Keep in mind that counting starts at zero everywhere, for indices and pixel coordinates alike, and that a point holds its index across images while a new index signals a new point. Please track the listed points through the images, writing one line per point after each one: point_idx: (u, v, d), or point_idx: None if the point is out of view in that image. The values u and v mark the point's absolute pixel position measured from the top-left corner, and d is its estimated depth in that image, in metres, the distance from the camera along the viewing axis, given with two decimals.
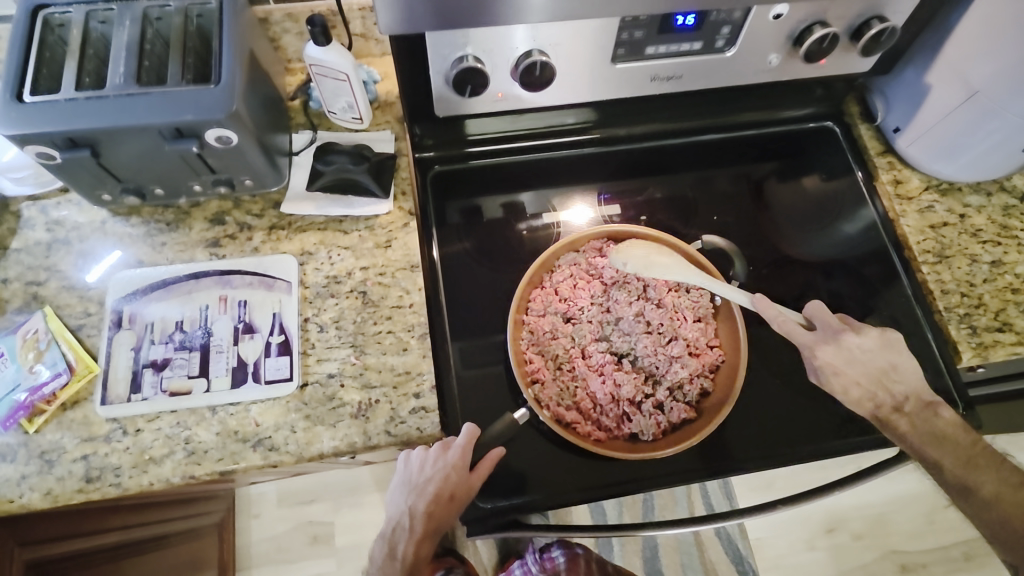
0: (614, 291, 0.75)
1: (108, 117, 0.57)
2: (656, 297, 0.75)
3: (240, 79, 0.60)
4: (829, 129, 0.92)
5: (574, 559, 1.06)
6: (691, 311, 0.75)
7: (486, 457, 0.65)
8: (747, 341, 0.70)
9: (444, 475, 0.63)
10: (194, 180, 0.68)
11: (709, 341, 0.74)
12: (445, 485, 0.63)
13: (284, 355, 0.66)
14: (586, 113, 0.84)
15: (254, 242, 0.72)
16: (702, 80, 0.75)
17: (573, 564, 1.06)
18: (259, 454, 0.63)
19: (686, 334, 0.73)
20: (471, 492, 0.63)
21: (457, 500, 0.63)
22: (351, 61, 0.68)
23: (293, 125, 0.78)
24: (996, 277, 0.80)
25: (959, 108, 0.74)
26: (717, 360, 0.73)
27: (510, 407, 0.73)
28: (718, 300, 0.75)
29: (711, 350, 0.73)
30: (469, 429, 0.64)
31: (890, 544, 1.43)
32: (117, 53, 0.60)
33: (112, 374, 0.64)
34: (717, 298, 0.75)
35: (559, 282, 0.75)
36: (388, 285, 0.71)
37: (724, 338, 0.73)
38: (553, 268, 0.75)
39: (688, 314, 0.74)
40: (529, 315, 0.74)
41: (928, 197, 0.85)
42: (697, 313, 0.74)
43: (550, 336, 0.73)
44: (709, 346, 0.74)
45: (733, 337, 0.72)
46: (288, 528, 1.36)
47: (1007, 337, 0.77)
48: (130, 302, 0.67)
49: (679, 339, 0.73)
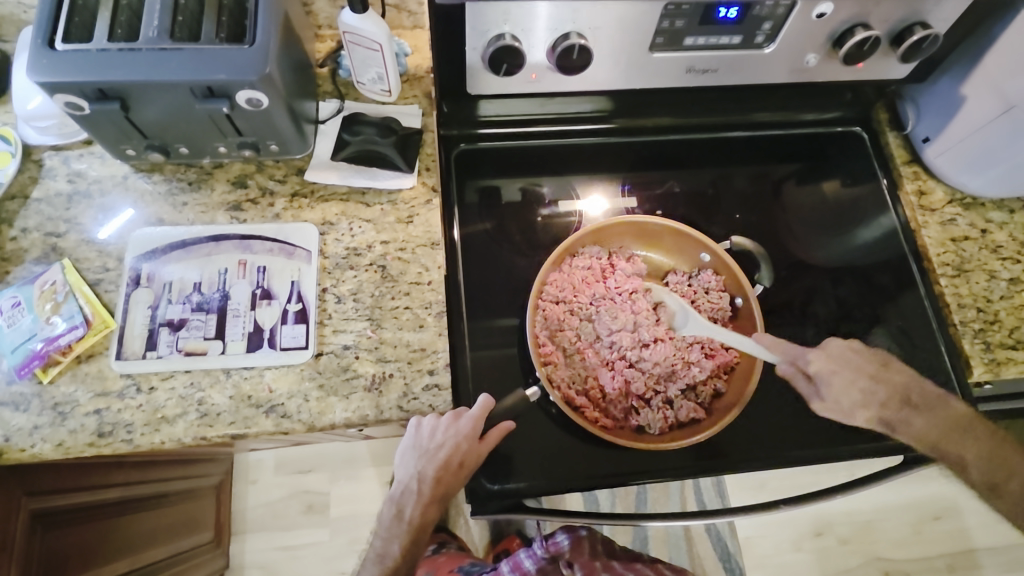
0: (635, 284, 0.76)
1: (140, 70, 0.56)
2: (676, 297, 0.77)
3: (275, 41, 0.59)
4: (856, 134, 0.92)
5: (577, 541, 1.04)
6: (709, 313, 0.76)
7: (495, 426, 0.66)
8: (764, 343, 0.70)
9: (455, 442, 0.63)
10: (219, 142, 0.67)
11: (724, 341, 0.74)
12: (455, 453, 0.63)
13: (300, 324, 0.66)
14: (604, 101, 0.83)
15: (276, 208, 0.71)
16: (737, 74, 0.73)
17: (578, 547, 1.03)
18: (272, 420, 0.63)
19: (702, 335, 0.74)
20: (479, 460, 0.64)
21: (466, 467, 0.63)
22: (386, 31, 0.67)
23: (320, 93, 0.77)
24: (1013, 294, 0.81)
25: (994, 122, 0.74)
26: (732, 361, 0.73)
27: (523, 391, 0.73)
28: (737, 304, 0.75)
29: (727, 350, 0.74)
30: (483, 399, 0.65)
31: (875, 551, 1.46)
32: (151, 6, 0.59)
33: (128, 330, 0.64)
34: (737, 302, 0.75)
35: (579, 270, 0.75)
36: (407, 260, 0.71)
37: (740, 341, 0.74)
38: (575, 253, 0.76)
39: (705, 314, 0.76)
40: (547, 297, 0.74)
41: (951, 209, 0.85)
42: (714, 315, 0.76)
43: (566, 323, 0.73)
44: (724, 346, 0.74)
45: (749, 341, 0.73)
46: (283, 496, 1.37)
47: (1020, 354, 0.77)
48: (149, 261, 0.67)
49: (694, 338, 0.74)
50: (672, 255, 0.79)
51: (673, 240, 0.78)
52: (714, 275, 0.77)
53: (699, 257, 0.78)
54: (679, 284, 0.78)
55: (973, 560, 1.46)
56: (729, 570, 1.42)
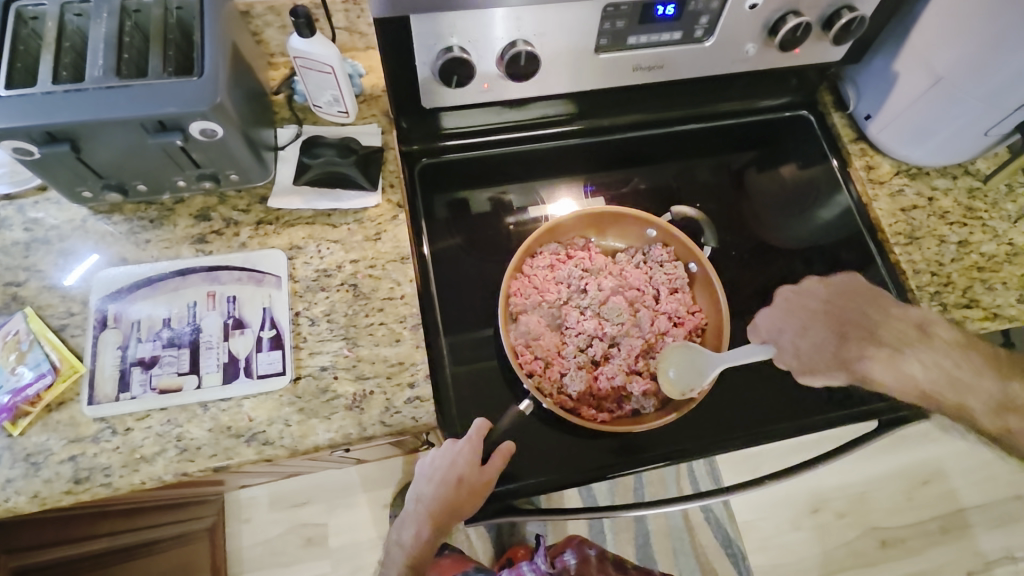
0: (592, 272, 0.78)
1: (91, 109, 0.56)
2: (632, 278, 0.79)
3: (223, 71, 0.59)
4: (804, 118, 0.95)
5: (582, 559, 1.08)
6: (668, 285, 0.78)
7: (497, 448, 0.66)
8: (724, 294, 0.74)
9: (452, 461, 0.65)
10: (178, 175, 0.67)
11: (689, 309, 0.77)
12: (451, 468, 0.64)
13: (275, 350, 0.66)
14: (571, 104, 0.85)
15: (241, 237, 0.71)
16: (684, 70, 0.76)
17: (583, 562, 1.06)
18: (254, 449, 0.62)
19: (666, 308, 0.77)
20: (481, 485, 0.64)
21: (464, 485, 0.64)
22: (336, 53, 0.68)
23: (278, 120, 0.77)
24: (963, 257, 0.84)
25: (926, 93, 0.78)
26: (701, 324, 0.77)
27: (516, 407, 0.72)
28: (694, 269, 0.78)
29: (694, 316, 0.77)
30: (478, 421, 0.65)
31: (870, 522, 1.51)
32: (95, 45, 0.59)
33: (98, 373, 0.63)
34: (692, 267, 0.78)
35: (541, 272, 0.76)
36: (378, 277, 0.71)
37: (703, 304, 0.77)
38: (535, 254, 0.77)
39: (666, 287, 0.78)
40: (514, 305, 0.74)
41: (898, 180, 0.89)
42: (673, 284, 0.78)
43: (538, 326, 0.74)
44: (691, 313, 0.78)
45: (711, 300, 0.76)
46: (279, 531, 1.34)
47: (975, 312, 0.81)
48: (115, 301, 0.66)
49: (661, 312, 0.76)
50: (621, 237, 0.81)
51: (619, 224, 0.80)
52: (663, 248, 0.79)
53: (645, 232, 0.80)
54: (632, 263, 0.80)
55: (966, 520, 1.53)
56: (732, 556, 1.44)
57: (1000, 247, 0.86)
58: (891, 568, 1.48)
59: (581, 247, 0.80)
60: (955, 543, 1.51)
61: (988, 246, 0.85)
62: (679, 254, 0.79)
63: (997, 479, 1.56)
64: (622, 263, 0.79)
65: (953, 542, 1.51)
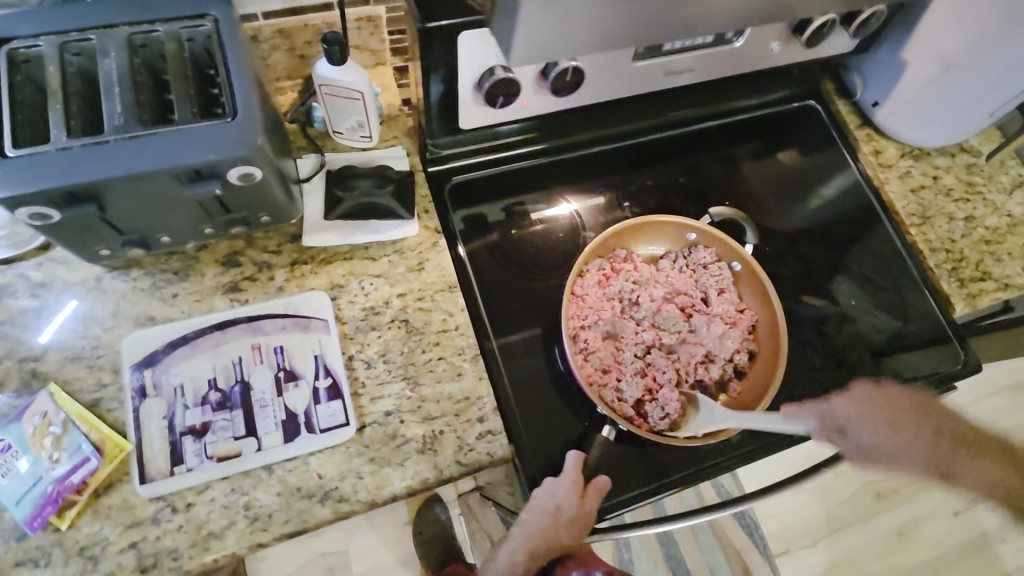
0: (642, 282, 0.78)
1: (117, 163, 0.50)
2: (678, 284, 0.79)
3: (258, 109, 0.55)
4: (812, 107, 0.96)
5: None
6: (714, 286, 0.79)
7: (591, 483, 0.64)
8: (775, 293, 0.75)
9: (551, 491, 0.62)
10: (206, 223, 0.61)
11: (737, 308, 0.78)
12: (551, 497, 0.61)
13: (335, 399, 0.62)
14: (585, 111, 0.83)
15: (277, 281, 0.66)
16: (713, 71, 0.75)
17: None
18: (330, 508, 0.59)
19: (717, 310, 0.77)
20: (581, 517, 0.61)
21: (563, 514, 0.60)
22: (366, 78, 0.63)
23: (296, 150, 0.72)
24: (972, 231, 0.89)
25: (936, 80, 0.80)
26: (751, 321, 0.78)
27: (583, 435, 0.70)
28: (737, 267, 0.79)
29: (743, 314, 0.78)
30: (573, 455, 0.65)
31: (865, 477, 1.61)
32: (109, 89, 0.53)
33: (146, 449, 0.58)
34: (734, 266, 0.79)
35: (595, 284, 0.76)
36: (429, 309, 0.68)
37: (751, 301, 0.78)
38: (585, 268, 0.76)
39: (712, 289, 0.79)
40: (573, 317, 0.73)
41: (905, 162, 0.92)
42: (720, 285, 0.79)
43: (596, 337, 0.73)
44: (739, 311, 0.79)
45: (759, 296, 0.77)
46: (303, 565, 1.30)
47: (989, 284, 0.86)
48: (151, 366, 0.60)
49: (714, 315, 0.77)
50: (660, 243, 0.81)
51: (658, 231, 0.79)
52: (705, 250, 0.80)
53: (686, 236, 0.80)
54: (676, 269, 0.80)
55: None
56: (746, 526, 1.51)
57: (1001, 219, 0.91)
58: (887, 517, 1.59)
59: (624, 258, 0.79)
60: (941, 487, 1.63)
61: (991, 219, 0.91)
62: (720, 255, 0.80)
63: None
64: (667, 270, 0.79)
65: (939, 486, 1.63)
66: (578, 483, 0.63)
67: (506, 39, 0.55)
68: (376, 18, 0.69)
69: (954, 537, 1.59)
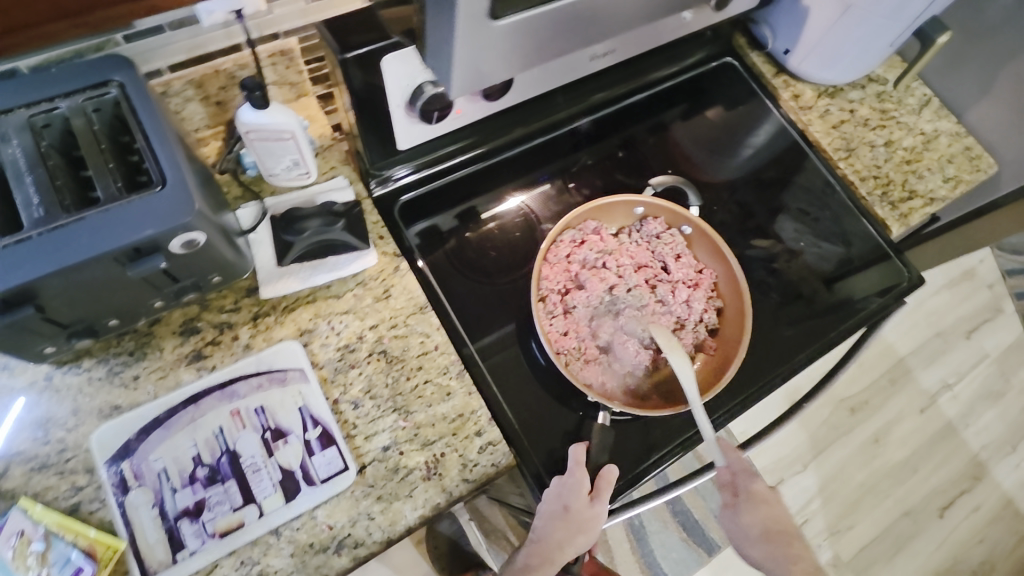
0: (606, 256, 0.76)
1: (48, 260, 0.47)
2: (638, 255, 0.78)
3: (188, 172, 0.52)
4: (729, 64, 1.00)
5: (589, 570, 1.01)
6: (670, 253, 0.78)
7: (600, 474, 0.64)
8: (731, 251, 0.75)
9: (559, 491, 0.62)
10: (156, 297, 0.58)
11: (697, 268, 0.77)
12: (558, 498, 0.61)
13: (329, 447, 0.61)
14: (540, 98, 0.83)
15: (242, 339, 0.64)
16: (632, 50, 0.76)
17: None
18: (347, 556, 0.58)
19: (678, 275, 0.77)
20: (591, 518, 0.61)
21: (573, 514, 0.61)
22: (296, 118, 0.61)
23: (231, 201, 0.69)
24: (892, 155, 0.95)
25: (839, 21, 0.84)
26: (713, 278, 0.77)
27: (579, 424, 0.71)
28: (688, 231, 0.78)
29: (704, 274, 0.77)
30: (574, 447, 0.64)
31: (837, 396, 1.71)
32: (20, 179, 0.49)
33: (142, 542, 0.55)
34: (686, 230, 0.78)
35: (561, 263, 0.75)
36: (404, 335, 0.67)
37: (707, 258, 0.77)
38: (554, 245, 0.75)
39: (670, 256, 0.78)
40: (545, 303, 0.73)
41: (823, 101, 0.97)
42: (675, 251, 0.78)
43: (570, 321, 0.72)
44: (700, 272, 0.78)
45: (714, 254, 0.77)
46: None
47: (917, 202, 0.92)
48: (127, 457, 0.57)
49: (677, 281, 0.76)
50: (610, 220, 0.79)
51: (605, 212, 0.78)
52: (655, 220, 0.78)
53: (633, 210, 0.78)
54: (633, 241, 0.78)
55: (907, 367, 1.77)
56: None
57: (916, 138, 0.97)
58: (863, 428, 1.69)
59: (593, 230, 0.77)
60: (904, 389, 1.75)
61: (907, 140, 0.97)
62: (670, 221, 0.79)
63: (918, 325, 1.81)
64: (625, 243, 0.78)
65: (903, 390, 1.74)
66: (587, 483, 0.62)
67: (439, 59, 0.52)
68: (290, 50, 0.67)
69: (923, 433, 1.72)
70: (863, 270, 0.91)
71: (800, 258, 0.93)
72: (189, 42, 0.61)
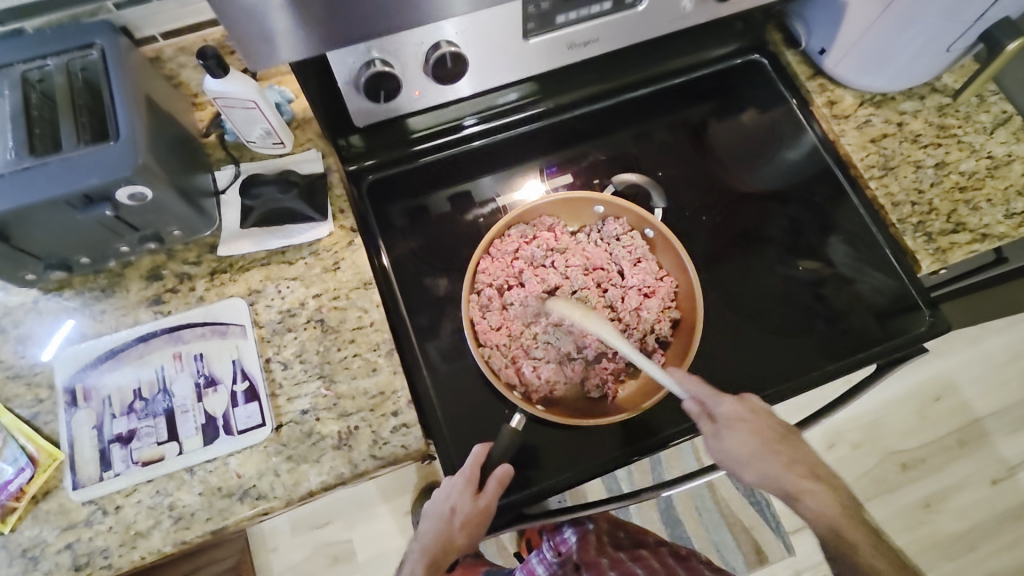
0: (556, 254, 0.76)
1: (9, 197, 0.53)
2: (593, 256, 0.77)
3: (140, 129, 0.57)
4: (757, 62, 0.90)
5: (584, 536, 0.97)
6: (629, 257, 0.77)
7: (492, 474, 0.64)
8: (691, 259, 0.73)
9: (450, 489, 0.65)
10: (120, 242, 0.65)
11: (656, 275, 0.76)
12: (449, 496, 0.65)
13: (252, 401, 0.65)
14: (530, 85, 0.81)
15: (197, 291, 0.69)
16: (621, 39, 0.72)
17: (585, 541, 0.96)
18: (249, 505, 0.62)
19: (632, 281, 0.75)
20: (473, 517, 0.64)
21: (460, 513, 0.65)
22: (256, 87, 0.64)
23: (213, 162, 0.74)
24: (943, 179, 0.82)
25: (879, 19, 0.73)
26: (673, 287, 0.75)
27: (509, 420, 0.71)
28: (650, 235, 0.76)
29: (663, 281, 0.76)
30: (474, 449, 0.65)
31: (888, 447, 1.52)
32: (2, 125, 0.56)
33: (78, 457, 0.62)
34: (648, 234, 0.76)
35: (505, 257, 0.75)
36: (344, 307, 0.69)
37: (669, 267, 0.76)
38: (501, 238, 0.75)
39: (627, 260, 0.76)
40: (480, 296, 0.73)
41: (864, 111, 0.85)
42: (634, 255, 0.76)
43: (504, 317, 0.73)
44: (659, 279, 0.76)
45: (676, 263, 0.75)
46: (308, 555, 1.35)
47: (962, 237, 0.78)
48: (81, 380, 0.64)
49: (629, 287, 0.75)
50: (570, 218, 0.78)
51: (562, 208, 0.77)
52: (616, 221, 0.77)
53: (593, 209, 0.77)
54: (589, 240, 0.78)
55: (984, 430, 1.53)
56: (755, 504, 1.44)
57: (979, 162, 0.83)
58: (915, 489, 1.49)
59: (549, 226, 0.77)
60: (975, 454, 1.51)
61: (967, 164, 0.82)
62: (633, 223, 0.77)
63: (1009, 384, 1.56)
64: (581, 242, 0.77)
65: (974, 454, 1.51)
66: (473, 486, 0.64)
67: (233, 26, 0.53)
68: None
69: (992, 508, 1.48)
70: (898, 312, 0.79)
71: (852, 287, 0.81)
72: (177, 12, 0.65)
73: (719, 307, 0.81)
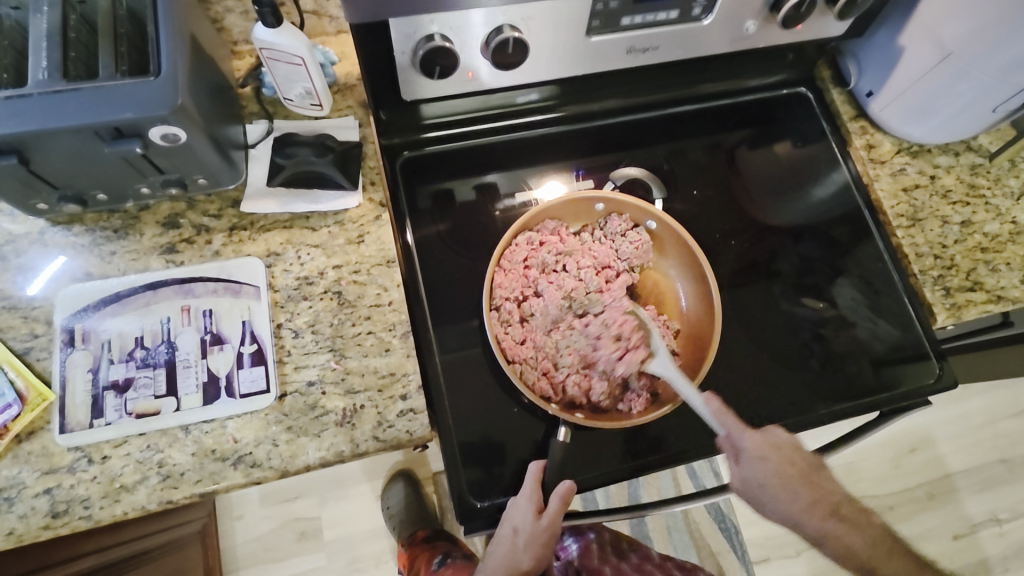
0: (567, 256, 0.73)
1: (37, 119, 0.51)
2: (600, 255, 0.75)
3: (182, 69, 0.54)
4: (802, 95, 0.91)
5: (586, 547, 0.96)
6: (636, 254, 0.76)
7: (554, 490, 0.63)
8: (695, 240, 0.74)
9: (508, 513, 0.63)
10: (141, 183, 0.62)
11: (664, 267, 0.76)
12: (507, 519, 0.63)
13: (258, 366, 0.63)
14: (550, 89, 0.78)
15: (214, 245, 0.67)
16: (679, 50, 0.71)
17: (586, 551, 0.96)
18: (242, 472, 0.60)
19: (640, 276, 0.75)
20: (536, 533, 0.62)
21: (522, 534, 0.62)
22: (306, 43, 0.62)
23: (245, 115, 0.72)
24: (967, 237, 0.82)
25: (934, 70, 0.74)
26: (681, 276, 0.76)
27: (513, 419, 0.69)
28: (652, 227, 0.77)
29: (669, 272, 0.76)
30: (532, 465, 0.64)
31: (859, 490, 1.54)
32: (36, 42, 0.53)
33: (69, 400, 0.59)
34: (650, 226, 0.77)
35: (517, 269, 0.72)
36: (364, 282, 0.67)
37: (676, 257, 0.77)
38: (510, 247, 0.72)
39: (636, 257, 0.76)
40: (499, 312, 0.70)
41: (900, 159, 0.86)
42: (641, 250, 0.76)
43: (526, 330, 0.70)
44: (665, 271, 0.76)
45: (683, 250, 0.76)
46: (274, 527, 1.32)
47: (978, 296, 0.79)
48: (82, 320, 0.62)
49: None
50: (577, 225, 0.77)
51: (566, 211, 0.75)
52: (619, 217, 0.76)
53: (593, 207, 0.76)
54: (593, 239, 0.76)
55: (953, 485, 1.56)
56: (725, 530, 1.45)
57: (1003, 226, 0.83)
58: None
59: (552, 231, 0.75)
60: (941, 507, 1.54)
61: (991, 225, 0.83)
62: (634, 218, 0.77)
63: (983, 444, 1.59)
64: (587, 242, 0.76)
65: (940, 508, 1.54)
66: (532, 503, 0.62)
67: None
68: None
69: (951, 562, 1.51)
70: (898, 362, 0.80)
71: (848, 331, 0.82)
72: None
73: (736, 333, 0.80)
